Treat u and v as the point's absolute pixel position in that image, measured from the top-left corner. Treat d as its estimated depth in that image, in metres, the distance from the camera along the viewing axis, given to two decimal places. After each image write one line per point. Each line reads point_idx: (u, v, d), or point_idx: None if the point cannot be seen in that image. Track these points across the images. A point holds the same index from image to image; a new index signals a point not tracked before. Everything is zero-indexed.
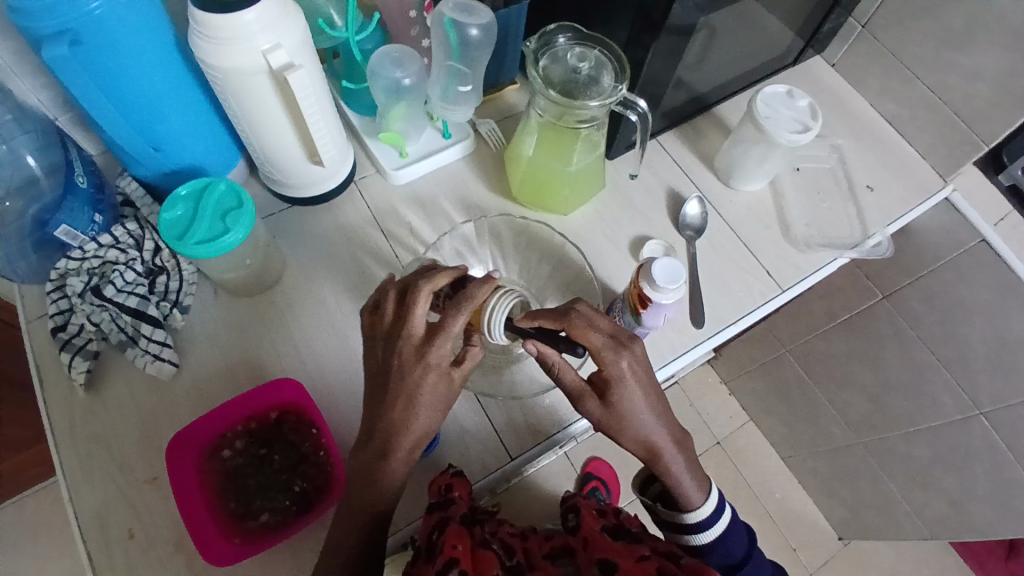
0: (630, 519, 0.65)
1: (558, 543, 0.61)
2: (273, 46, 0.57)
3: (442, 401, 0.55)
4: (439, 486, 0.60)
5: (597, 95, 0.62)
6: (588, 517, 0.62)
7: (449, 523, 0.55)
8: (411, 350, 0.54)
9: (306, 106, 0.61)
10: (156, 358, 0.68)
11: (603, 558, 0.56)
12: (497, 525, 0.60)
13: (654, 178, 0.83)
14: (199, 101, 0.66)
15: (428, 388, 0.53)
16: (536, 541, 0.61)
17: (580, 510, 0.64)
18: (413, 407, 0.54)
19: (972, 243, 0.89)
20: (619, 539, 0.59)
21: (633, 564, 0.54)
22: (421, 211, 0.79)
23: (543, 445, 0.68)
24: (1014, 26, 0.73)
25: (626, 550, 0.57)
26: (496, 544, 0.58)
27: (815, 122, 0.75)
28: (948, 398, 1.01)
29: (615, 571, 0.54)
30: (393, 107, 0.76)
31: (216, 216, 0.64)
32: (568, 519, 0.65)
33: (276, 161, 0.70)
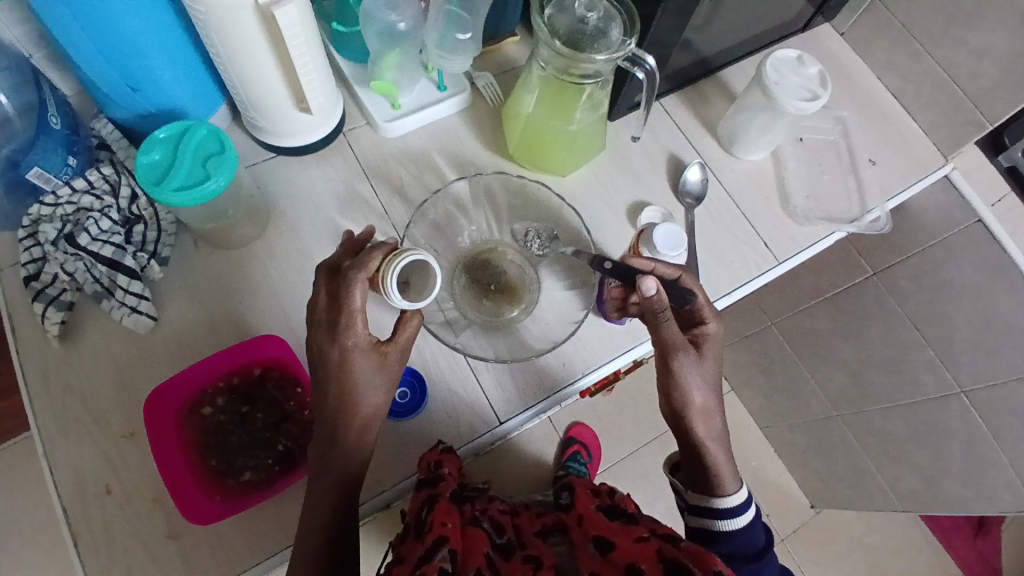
0: (623, 500, 0.71)
1: (550, 520, 0.63)
2: None
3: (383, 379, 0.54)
4: (427, 463, 0.60)
5: (605, 49, 0.59)
6: (581, 496, 0.68)
7: (438, 501, 0.56)
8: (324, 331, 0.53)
9: (294, 46, 0.58)
10: (133, 311, 0.65)
11: (598, 536, 0.57)
12: (489, 504, 0.65)
13: (655, 143, 0.80)
14: (180, 39, 0.62)
15: (358, 367, 0.52)
16: (527, 519, 0.64)
17: (574, 490, 0.70)
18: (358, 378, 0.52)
19: (967, 223, 0.90)
20: (614, 520, 0.61)
21: (631, 544, 0.55)
22: (412, 166, 0.75)
23: (542, 405, 0.67)
24: None
25: (624, 530, 0.58)
26: (484, 521, 0.61)
27: (825, 91, 0.72)
28: (928, 376, 1.02)
29: (610, 550, 0.55)
30: (386, 55, 0.72)
31: (196, 161, 0.60)
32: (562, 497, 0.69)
33: (261, 106, 0.66)
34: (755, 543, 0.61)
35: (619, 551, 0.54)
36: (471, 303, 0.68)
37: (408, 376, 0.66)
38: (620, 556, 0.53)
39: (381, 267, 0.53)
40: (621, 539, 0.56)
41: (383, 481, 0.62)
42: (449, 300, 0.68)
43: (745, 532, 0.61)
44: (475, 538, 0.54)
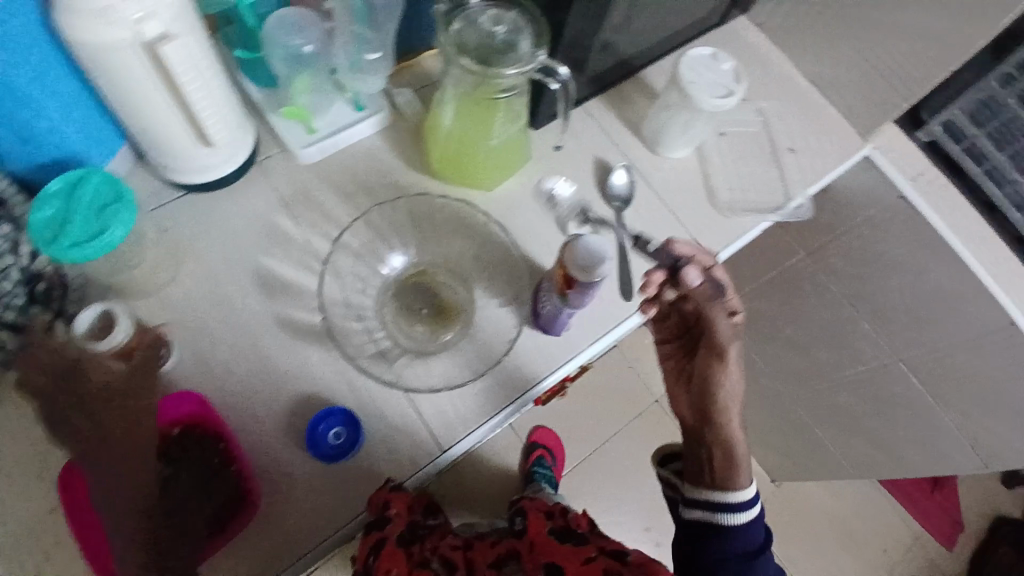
0: (579, 519, 0.71)
1: (504, 548, 0.67)
2: (145, 16, 0.50)
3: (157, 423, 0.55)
4: (376, 503, 0.59)
5: (515, 63, 0.58)
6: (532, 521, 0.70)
7: (386, 546, 0.60)
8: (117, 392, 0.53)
9: (188, 83, 0.55)
10: None
11: (548, 562, 0.62)
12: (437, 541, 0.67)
13: (581, 148, 0.80)
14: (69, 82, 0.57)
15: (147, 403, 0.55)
16: (481, 550, 0.67)
17: (525, 515, 0.72)
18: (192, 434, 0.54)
19: (891, 199, 0.87)
20: (565, 543, 0.65)
21: (580, 567, 0.60)
22: (333, 191, 0.73)
23: (486, 427, 0.66)
24: None
25: (573, 553, 0.63)
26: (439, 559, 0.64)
27: (739, 87, 0.72)
28: (868, 348, 1.06)
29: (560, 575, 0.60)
30: (295, 78, 0.68)
31: (91, 212, 0.56)
32: (516, 523, 0.72)
33: (161, 143, 0.62)
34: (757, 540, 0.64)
35: None
36: (405, 330, 0.67)
37: (341, 416, 0.63)
38: None
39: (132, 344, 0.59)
40: (570, 564, 0.61)
41: (327, 524, 0.61)
42: (379, 327, 0.67)
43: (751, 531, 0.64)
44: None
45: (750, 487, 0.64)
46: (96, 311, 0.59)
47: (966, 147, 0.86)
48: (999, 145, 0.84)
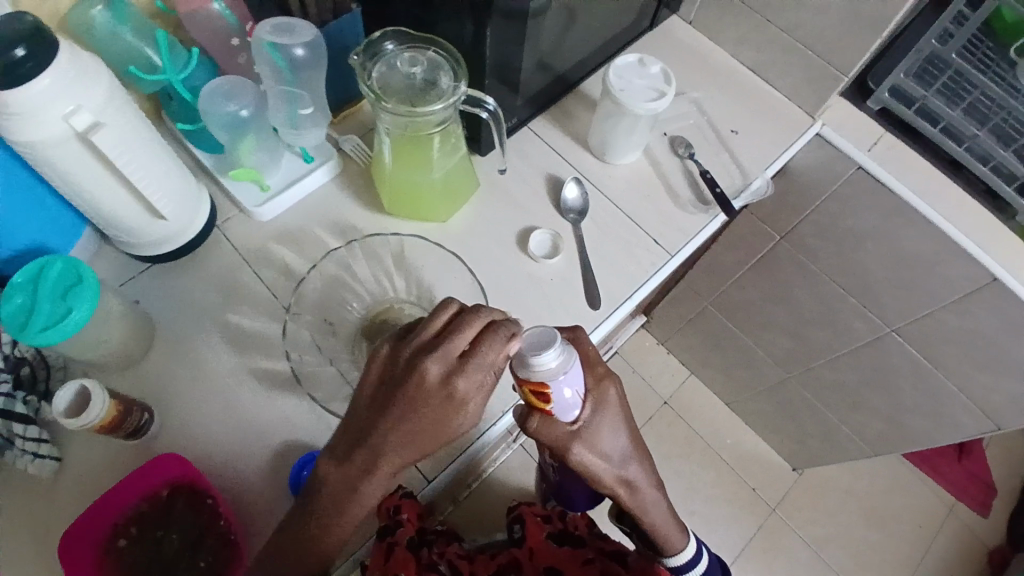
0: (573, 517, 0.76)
1: (504, 559, 0.72)
2: (75, 109, 0.53)
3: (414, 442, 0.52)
4: (387, 509, 0.67)
5: (438, 98, 0.60)
6: (531, 527, 0.74)
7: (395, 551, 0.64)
8: (392, 414, 0.52)
9: (125, 164, 0.57)
10: (35, 456, 0.62)
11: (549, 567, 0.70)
12: (446, 545, 0.70)
13: (530, 167, 0.82)
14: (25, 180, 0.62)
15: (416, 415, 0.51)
16: (483, 561, 0.72)
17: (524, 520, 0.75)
18: (398, 441, 0.52)
19: (850, 173, 0.88)
20: (563, 546, 0.72)
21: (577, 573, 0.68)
22: (292, 244, 0.75)
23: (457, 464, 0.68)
24: None
25: (572, 556, 0.70)
26: (442, 566, 0.68)
27: (669, 87, 0.75)
28: (859, 322, 1.02)
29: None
30: (239, 142, 0.71)
31: (56, 296, 0.59)
32: (515, 531, 0.75)
33: (117, 225, 0.65)
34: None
35: None
36: None
37: None
38: None
39: (110, 414, 0.59)
40: (571, 565, 0.69)
41: None
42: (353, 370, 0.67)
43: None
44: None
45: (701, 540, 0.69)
46: (74, 389, 0.59)
47: (917, 110, 0.84)
48: (950, 100, 0.82)
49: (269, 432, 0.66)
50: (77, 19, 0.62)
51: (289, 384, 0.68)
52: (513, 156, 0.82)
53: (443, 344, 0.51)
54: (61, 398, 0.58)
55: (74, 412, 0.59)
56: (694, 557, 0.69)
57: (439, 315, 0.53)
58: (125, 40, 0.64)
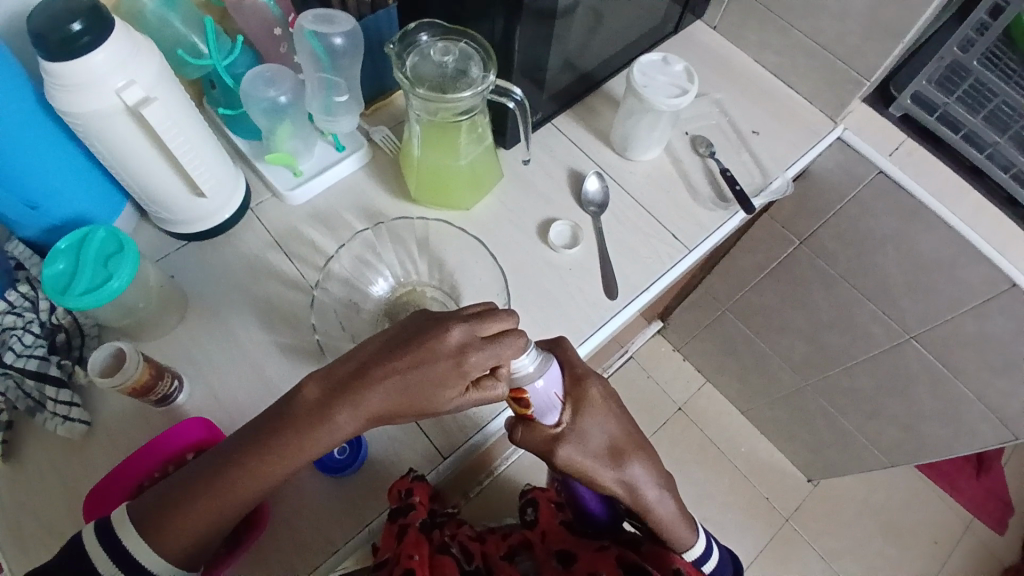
0: None
1: (515, 540, 0.75)
2: (126, 84, 0.56)
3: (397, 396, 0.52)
4: (399, 491, 0.62)
5: (468, 86, 0.63)
6: (545, 510, 0.77)
7: (408, 531, 0.62)
8: (396, 358, 0.52)
9: (171, 139, 0.60)
10: (65, 419, 0.65)
11: (561, 549, 0.72)
12: (456, 527, 0.71)
13: (553, 160, 0.84)
14: (76, 156, 0.66)
15: (413, 366, 0.52)
16: (494, 542, 0.74)
17: (537, 504, 0.78)
18: (383, 387, 0.52)
19: (870, 177, 0.89)
20: (575, 534, 0.74)
21: (590, 555, 0.70)
22: (322, 228, 0.78)
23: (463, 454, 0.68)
24: None
25: (588, 543, 0.72)
26: (454, 546, 0.69)
27: (691, 84, 0.77)
28: (878, 328, 1.02)
29: (571, 560, 0.71)
30: (277, 128, 0.75)
31: (98, 263, 0.63)
32: (527, 514, 0.78)
33: (158, 201, 0.68)
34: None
35: (581, 562, 0.70)
36: None
37: None
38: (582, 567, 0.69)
39: (142, 379, 0.61)
40: (584, 551, 0.71)
41: (336, 541, 0.63)
42: None
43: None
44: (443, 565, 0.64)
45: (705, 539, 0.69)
46: (110, 350, 0.62)
47: (939, 116, 0.85)
48: (971, 108, 0.82)
49: None
50: (130, 6, 0.67)
51: (315, 359, 0.70)
52: (537, 150, 0.84)
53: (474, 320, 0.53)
54: (97, 358, 0.62)
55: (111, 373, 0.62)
56: (704, 553, 0.69)
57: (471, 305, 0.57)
58: (174, 27, 0.69)
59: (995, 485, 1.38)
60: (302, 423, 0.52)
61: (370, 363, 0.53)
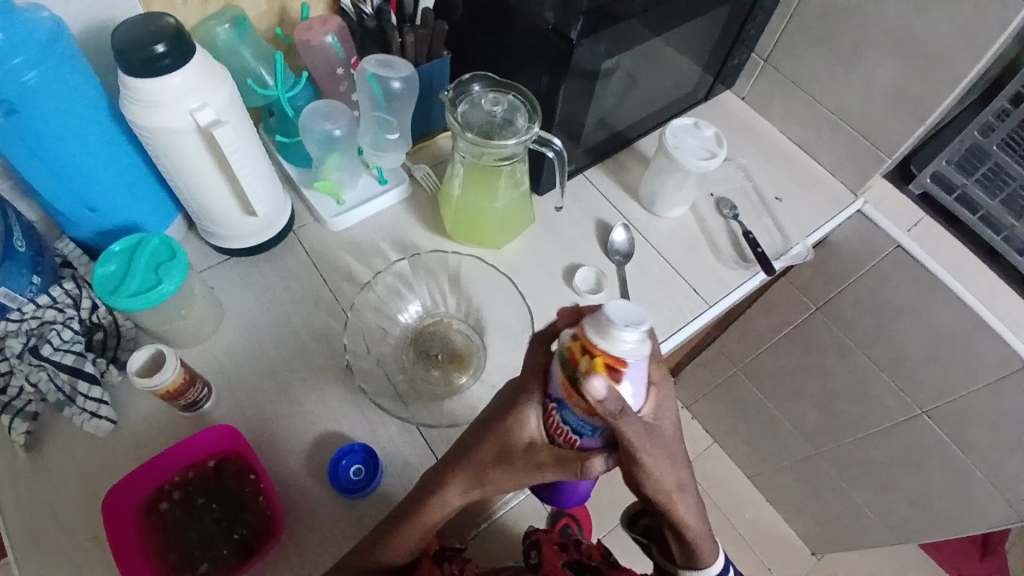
0: (590, 549, 0.75)
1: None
2: (200, 106, 0.61)
3: (484, 476, 0.57)
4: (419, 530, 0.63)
5: (513, 134, 0.68)
6: (549, 555, 0.72)
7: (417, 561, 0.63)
8: (481, 439, 0.55)
9: (235, 160, 0.65)
10: (93, 416, 0.67)
11: None
12: (461, 563, 0.66)
13: (583, 209, 0.88)
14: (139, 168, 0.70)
15: (490, 458, 0.55)
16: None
17: (541, 546, 0.73)
18: (469, 471, 0.56)
19: (888, 250, 0.91)
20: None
21: None
22: (358, 255, 0.81)
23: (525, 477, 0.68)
24: (903, 42, 0.79)
25: None
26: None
27: (721, 149, 0.81)
28: (891, 400, 1.03)
29: None
30: (327, 158, 0.80)
31: (149, 269, 0.66)
32: (530, 556, 0.73)
33: (211, 215, 0.72)
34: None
35: None
36: (420, 373, 0.72)
37: (362, 453, 0.67)
38: None
39: (176, 382, 0.64)
40: None
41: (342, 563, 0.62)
42: (399, 372, 0.72)
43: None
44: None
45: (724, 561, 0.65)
46: (149, 352, 0.64)
47: (957, 197, 0.87)
48: (989, 190, 0.85)
49: (314, 419, 0.70)
50: (206, 35, 0.73)
51: (340, 380, 0.73)
52: (569, 199, 0.88)
53: (522, 408, 0.52)
54: (137, 357, 0.64)
55: (146, 374, 0.64)
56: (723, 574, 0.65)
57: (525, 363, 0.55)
58: (245, 59, 0.75)
59: None
60: (416, 512, 0.57)
61: (455, 457, 0.57)
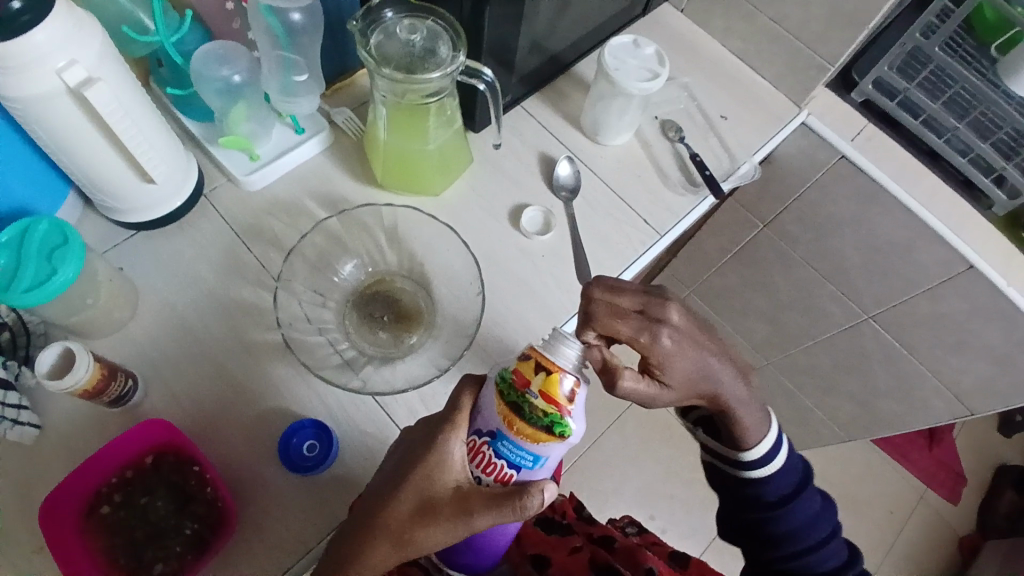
0: (562, 504, 0.75)
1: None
2: (66, 62, 0.51)
3: (403, 539, 0.49)
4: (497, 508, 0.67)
5: (437, 66, 0.61)
6: None
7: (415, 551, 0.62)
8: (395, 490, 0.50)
9: (118, 122, 0.56)
10: (14, 424, 0.59)
11: (537, 552, 0.66)
12: None
13: (523, 144, 0.82)
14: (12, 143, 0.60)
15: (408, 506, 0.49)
16: None
17: None
18: (387, 533, 0.50)
19: (833, 161, 0.90)
20: (552, 533, 0.69)
21: (567, 555, 0.65)
22: (284, 215, 0.74)
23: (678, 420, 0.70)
24: None
25: (560, 543, 0.67)
26: None
27: (662, 68, 0.76)
28: (836, 309, 1.05)
29: (549, 563, 0.64)
30: (232, 109, 0.70)
31: (42, 257, 0.58)
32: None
33: (105, 188, 0.63)
34: (794, 480, 0.61)
35: (557, 565, 0.64)
36: (367, 337, 0.67)
37: (312, 429, 0.64)
38: (559, 567, 0.64)
39: (92, 381, 0.57)
40: (558, 552, 0.66)
41: (308, 540, 0.60)
42: (344, 339, 0.67)
43: (801, 504, 0.60)
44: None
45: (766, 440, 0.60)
46: (57, 351, 0.57)
47: (899, 102, 0.87)
48: (932, 93, 0.85)
49: (258, 399, 0.65)
50: None
51: (281, 354, 0.67)
52: (508, 134, 0.82)
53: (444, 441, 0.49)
54: (45, 358, 0.57)
55: (58, 376, 0.57)
56: (770, 454, 0.60)
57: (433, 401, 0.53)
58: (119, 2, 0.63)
59: (945, 456, 1.47)
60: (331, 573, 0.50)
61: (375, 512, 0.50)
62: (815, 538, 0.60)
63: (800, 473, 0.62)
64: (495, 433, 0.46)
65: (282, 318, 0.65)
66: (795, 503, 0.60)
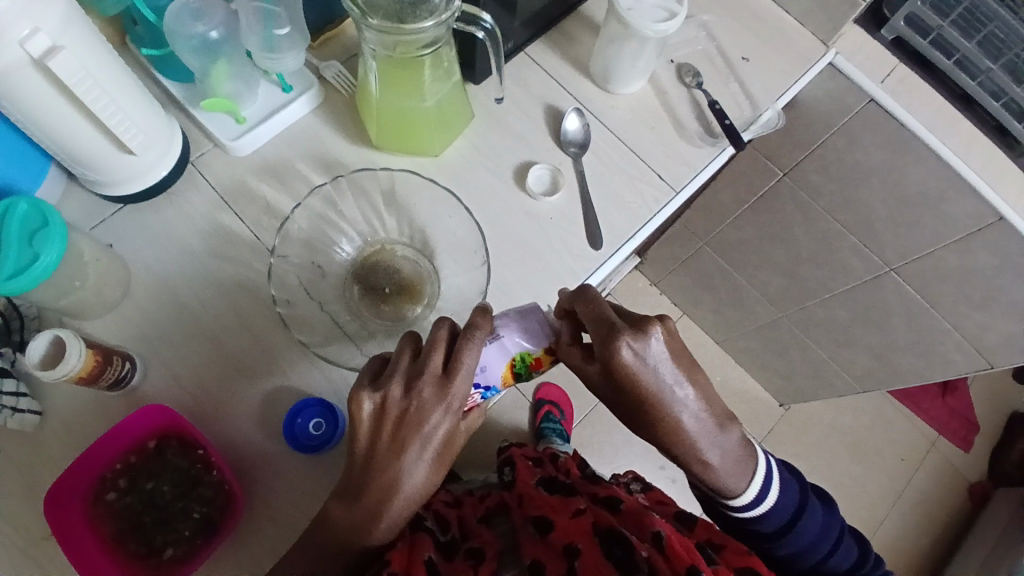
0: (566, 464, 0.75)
1: (493, 502, 0.68)
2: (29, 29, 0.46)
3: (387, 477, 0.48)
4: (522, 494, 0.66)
5: (431, 14, 0.55)
6: (522, 473, 0.70)
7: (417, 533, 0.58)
8: (407, 464, 0.47)
9: (86, 92, 0.51)
10: (14, 411, 0.58)
11: (538, 515, 0.62)
12: (434, 500, 0.67)
13: (527, 96, 0.76)
14: None
15: (403, 464, 0.47)
16: (471, 506, 0.68)
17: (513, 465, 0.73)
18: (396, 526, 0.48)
19: (861, 106, 0.83)
20: (554, 493, 0.65)
21: (569, 520, 0.60)
22: (275, 180, 0.70)
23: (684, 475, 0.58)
24: None
25: (563, 505, 0.63)
26: (428, 519, 0.63)
27: (681, 6, 0.69)
28: (857, 262, 1.00)
29: (550, 527, 0.59)
30: (212, 68, 0.65)
31: (22, 241, 0.54)
32: (505, 473, 0.73)
33: (75, 158, 0.58)
34: (790, 507, 0.59)
35: (558, 529, 0.59)
36: (369, 310, 0.64)
37: (318, 407, 0.62)
38: (560, 531, 0.58)
39: (87, 369, 0.55)
40: (560, 516, 0.60)
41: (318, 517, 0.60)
42: (345, 312, 0.65)
43: (805, 526, 0.59)
44: (420, 543, 0.57)
45: (750, 494, 0.57)
46: (48, 339, 0.55)
47: (932, 41, 0.80)
48: (965, 32, 0.79)
49: (259, 377, 0.63)
50: None
51: (281, 329, 0.65)
52: (510, 85, 0.76)
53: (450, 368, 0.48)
54: (35, 346, 0.55)
55: (52, 365, 0.55)
56: (760, 492, 0.58)
57: (435, 349, 0.48)
58: None
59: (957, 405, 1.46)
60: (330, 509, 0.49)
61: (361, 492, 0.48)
62: (819, 555, 0.60)
63: (798, 499, 0.60)
64: (489, 386, 0.54)
65: (277, 293, 0.62)
66: (798, 527, 0.59)
